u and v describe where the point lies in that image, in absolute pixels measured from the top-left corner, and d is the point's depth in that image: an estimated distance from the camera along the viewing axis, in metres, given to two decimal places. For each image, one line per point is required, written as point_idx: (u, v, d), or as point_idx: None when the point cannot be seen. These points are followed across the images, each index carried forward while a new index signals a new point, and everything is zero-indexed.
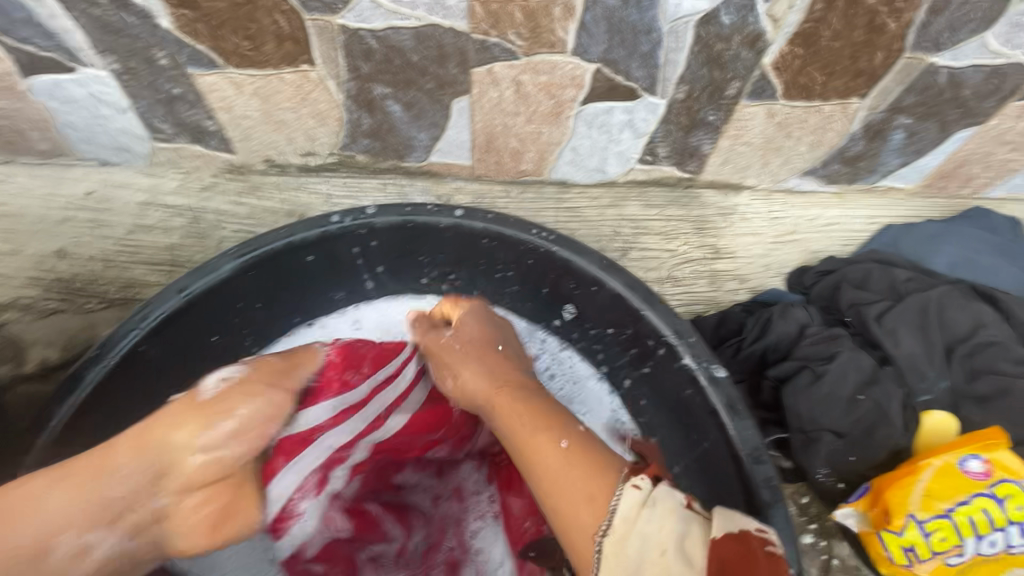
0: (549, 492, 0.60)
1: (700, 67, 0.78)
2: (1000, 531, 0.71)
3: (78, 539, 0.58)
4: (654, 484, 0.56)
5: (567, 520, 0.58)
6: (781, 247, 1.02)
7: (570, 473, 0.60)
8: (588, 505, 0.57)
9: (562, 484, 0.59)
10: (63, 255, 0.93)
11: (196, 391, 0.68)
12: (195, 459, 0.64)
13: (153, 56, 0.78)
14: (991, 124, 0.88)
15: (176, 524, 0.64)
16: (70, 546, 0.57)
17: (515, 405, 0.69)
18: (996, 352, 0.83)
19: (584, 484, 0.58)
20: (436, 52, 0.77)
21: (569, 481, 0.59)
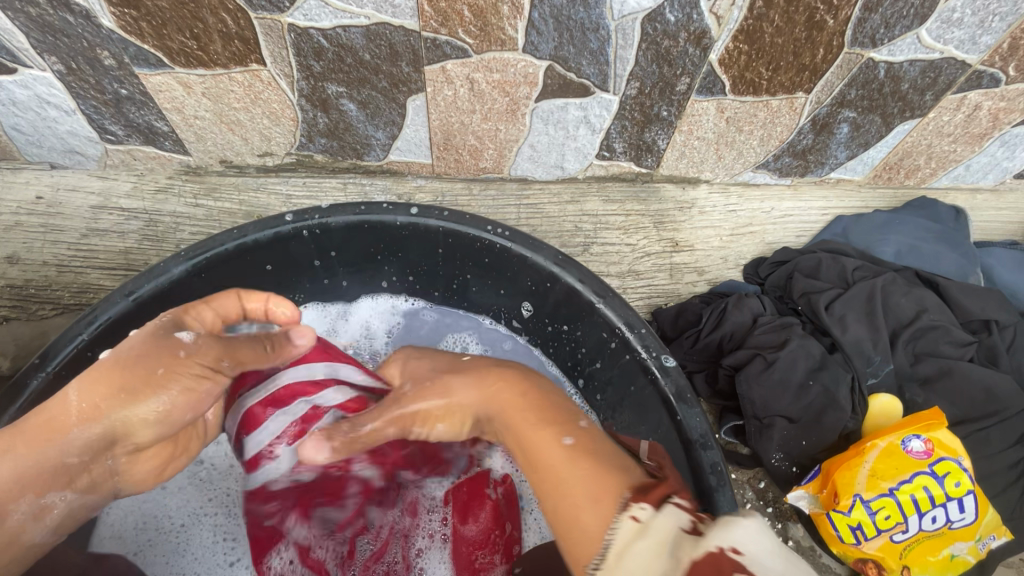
0: (552, 492, 0.50)
1: (649, 63, 0.80)
2: (940, 506, 0.75)
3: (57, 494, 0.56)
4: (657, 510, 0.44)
5: (574, 530, 0.47)
6: (738, 238, 1.04)
7: (576, 471, 0.49)
8: (593, 505, 0.47)
9: (566, 485, 0.49)
10: (14, 261, 0.91)
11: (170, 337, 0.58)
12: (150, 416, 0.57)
13: (97, 56, 0.77)
14: (930, 117, 0.91)
15: (131, 474, 0.62)
16: (29, 508, 0.54)
17: (513, 401, 0.56)
18: (937, 335, 0.87)
19: (589, 483, 0.48)
20: (387, 51, 0.77)
21: (574, 482, 0.49)
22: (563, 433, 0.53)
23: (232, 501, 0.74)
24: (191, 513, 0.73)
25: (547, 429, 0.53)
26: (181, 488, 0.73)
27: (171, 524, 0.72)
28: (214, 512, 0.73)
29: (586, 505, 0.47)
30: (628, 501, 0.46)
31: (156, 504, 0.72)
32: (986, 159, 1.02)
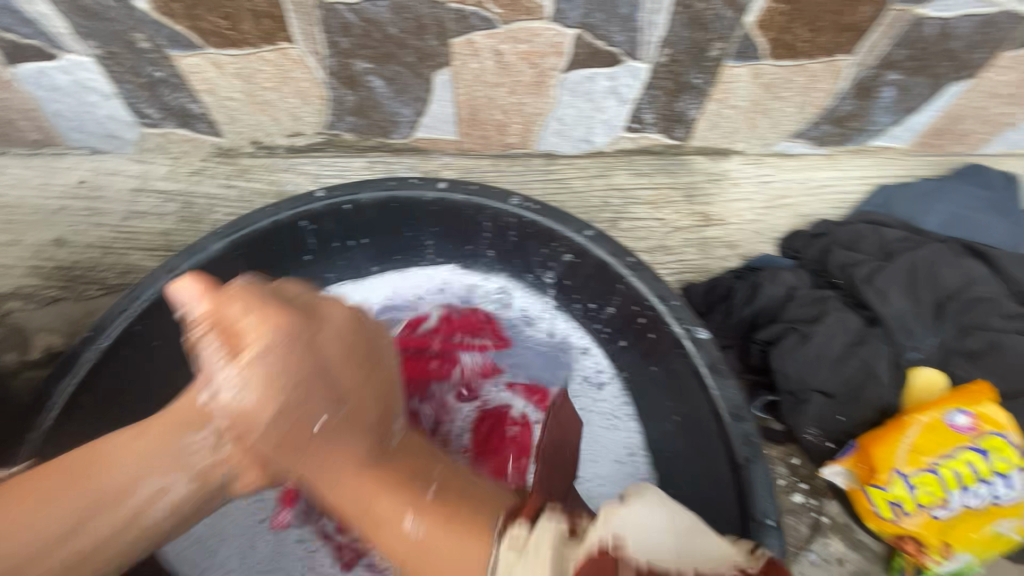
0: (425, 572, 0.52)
1: (682, 28, 0.77)
2: (985, 483, 0.72)
3: (152, 487, 0.55)
4: (531, 528, 0.51)
5: (444, 558, 0.51)
6: (771, 211, 1.01)
7: (442, 536, 0.52)
8: None
9: (431, 561, 0.52)
10: (62, 244, 0.94)
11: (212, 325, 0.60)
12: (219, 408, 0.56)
13: (132, 39, 0.78)
14: (983, 77, 0.86)
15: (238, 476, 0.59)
16: (145, 492, 0.55)
17: (353, 439, 0.58)
18: (986, 308, 0.83)
19: (455, 563, 0.51)
20: (414, 24, 0.77)
21: (441, 556, 0.51)
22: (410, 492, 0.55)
23: None
24: None
25: (400, 496, 0.55)
26: None
27: None
28: None
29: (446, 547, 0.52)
30: (501, 530, 0.52)
31: None
32: None
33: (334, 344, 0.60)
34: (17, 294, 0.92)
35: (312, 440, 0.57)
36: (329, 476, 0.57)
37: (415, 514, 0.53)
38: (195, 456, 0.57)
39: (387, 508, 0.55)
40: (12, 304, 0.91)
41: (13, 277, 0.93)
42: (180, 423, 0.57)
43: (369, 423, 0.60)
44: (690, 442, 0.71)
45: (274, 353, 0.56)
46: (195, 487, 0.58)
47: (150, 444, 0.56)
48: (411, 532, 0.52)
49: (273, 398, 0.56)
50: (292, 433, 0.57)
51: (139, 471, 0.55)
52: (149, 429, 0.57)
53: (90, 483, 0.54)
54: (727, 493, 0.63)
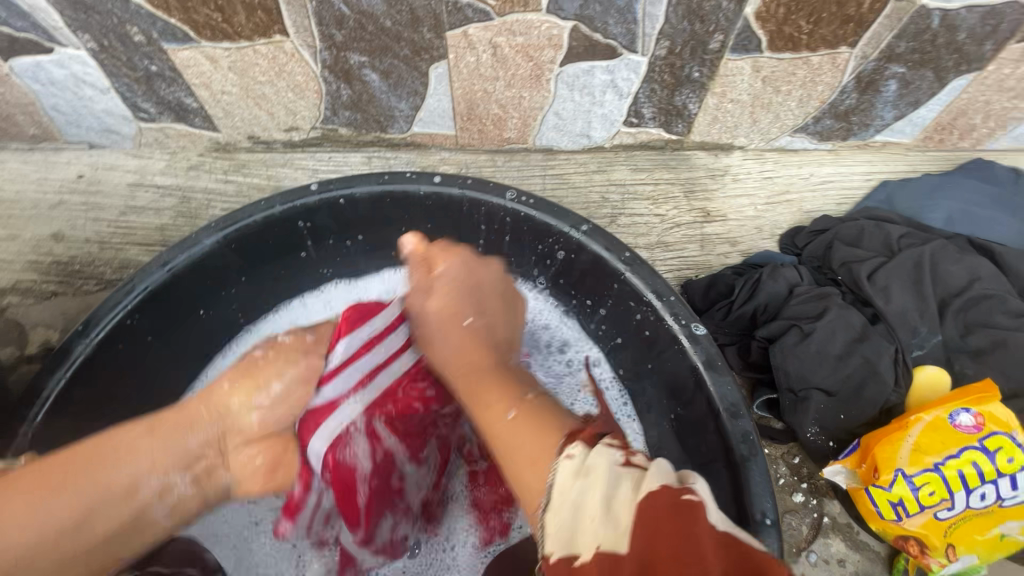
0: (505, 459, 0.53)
1: (680, 20, 0.76)
2: (990, 483, 0.70)
3: (160, 481, 0.57)
4: (589, 450, 0.47)
5: (524, 462, 0.50)
6: (773, 207, 1.00)
7: (520, 432, 0.53)
8: (531, 468, 0.49)
9: (511, 446, 0.53)
10: (60, 238, 0.94)
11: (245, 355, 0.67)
12: (252, 418, 0.62)
13: (127, 32, 0.78)
14: (989, 70, 0.85)
15: (238, 472, 0.62)
16: (153, 486, 0.57)
17: (476, 348, 0.66)
18: (992, 305, 0.82)
19: (531, 446, 0.51)
20: (408, 16, 0.76)
21: (520, 440, 0.52)
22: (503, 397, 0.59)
23: None
24: None
25: (505, 397, 0.59)
26: None
27: None
28: None
29: (523, 435, 0.53)
30: (564, 445, 0.49)
31: None
32: None
33: (494, 282, 0.73)
34: (15, 289, 0.92)
35: (466, 329, 0.67)
36: (446, 354, 0.67)
37: (512, 410, 0.56)
38: (195, 458, 0.59)
39: (489, 405, 0.59)
40: (10, 298, 0.91)
41: (12, 271, 0.93)
42: (189, 424, 0.60)
43: (496, 338, 0.68)
44: (686, 439, 0.69)
45: (456, 272, 0.71)
46: (195, 490, 0.60)
47: (159, 444, 0.58)
48: (510, 420, 0.55)
49: (459, 297, 0.69)
50: (456, 320, 0.68)
51: (147, 468, 0.56)
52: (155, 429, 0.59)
53: (95, 482, 0.54)
54: (723, 492, 0.61)
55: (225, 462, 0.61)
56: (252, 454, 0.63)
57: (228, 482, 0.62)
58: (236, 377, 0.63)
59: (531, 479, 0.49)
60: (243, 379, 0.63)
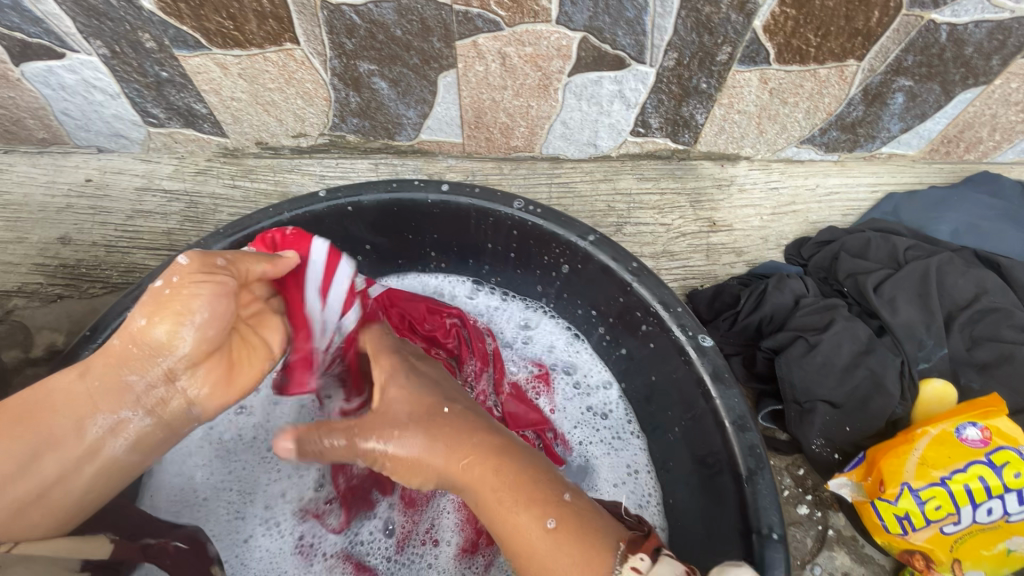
0: None
1: (689, 32, 0.76)
2: (997, 498, 0.70)
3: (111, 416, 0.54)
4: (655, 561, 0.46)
5: None
6: (779, 218, 1.00)
7: (564, 555, 0.47)
8: None
9: (553, 574, 0.47)
10: (67, 242, 0.95)
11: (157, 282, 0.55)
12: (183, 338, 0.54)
13: (139, 39, 0.79)
14: (996, 83, 0.85)
15: (195, 393, 0.57)
16: (105, 422, 0.54)
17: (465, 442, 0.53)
18: (998, 318, 0.82)
19: (579, 571, 0.46)
20: (419, 26, 0.76)
21: (562, 570, 0.46)
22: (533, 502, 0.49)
23: (250, 478, 0.75)
24: (213, 488, 0.74)
25: (527, 506, 0.49)
26: (207, 462, 0.75)
27: (195, 497, 0.73)
28: (230, 487, 0.74)
29: (576, 556, 0.46)
30: (624, 549, 0.47)
31: (177, 479, 0.73)
32: None
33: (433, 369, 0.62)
34: (21, 291, 0.92)
35: (447, 418, 0.54)
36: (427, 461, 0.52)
37: (546, 526, 0.48)
38: (145, 391, 0.55)
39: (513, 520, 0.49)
40: (16, 301, 0.91)
41: (18, 273, 0.93)
42: (123, 361, 0.54)
43: (481, 419, 0.56)
44: (691, 450, 0.69)
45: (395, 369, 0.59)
46: (155, 421, 0.57)
47: (97, 384, 0.54)
48: (551, 533, 0.48)
49: (423, 388, 0.57)
50: (433, 409, 0.55)
51: (91, 409, 0.54)
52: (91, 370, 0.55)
53: (40, 428, 0.52)
54: (730, 505, 0.61)
55: (179, 389, 0.56)
56: (204, 373, 0.56)
57: (185, 405, 0.57)
58: (151, 311, 0.54)
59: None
60: (158, 312, 0.53)
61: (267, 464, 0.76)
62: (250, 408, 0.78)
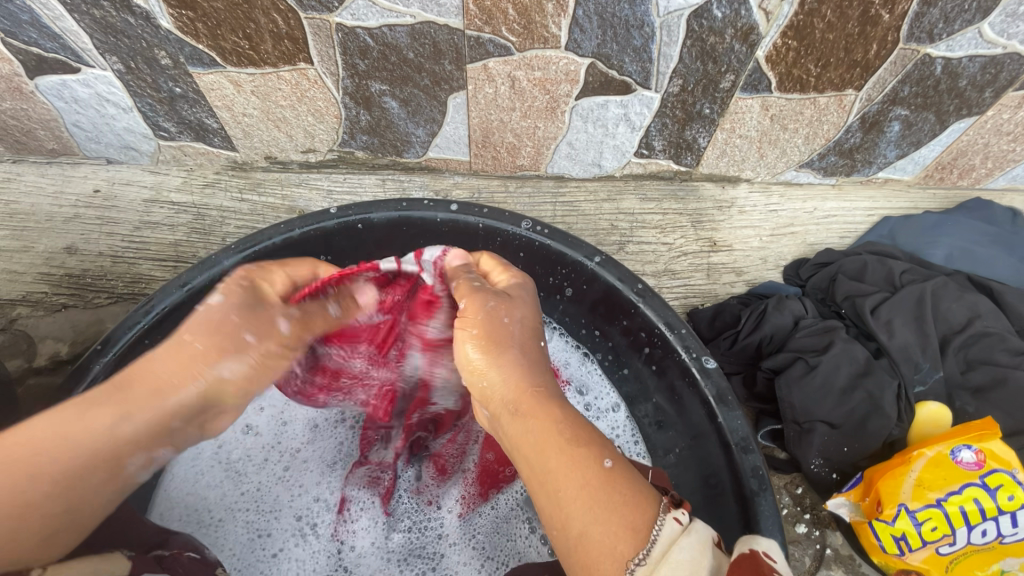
0: (580, 515, 0.43)
1: (694, 60, 0.79)
2: (991, 520, 0.71)
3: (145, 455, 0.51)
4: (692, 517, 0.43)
5: (608, 536, 0.42)
6: (778, 239, 1.02)
7: (613, 494, 0.44)
8: (628, 535, 0.41)
9: (599, 510, 0.43)
10: (73, 251, 0.95)
11: (207, 308, 0.56)
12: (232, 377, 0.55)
13: (154, 56, 0.80)
14: (988, 114, 0.88)
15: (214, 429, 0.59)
16: (138, 461, 0.51)
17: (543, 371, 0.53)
18: (991, 343, 0.84)
19: (626, 510, 0.43)
20: (431, 49, 0.78)
21: (608, 505, 0.43)
22: (591, 441, 0.47)
23: (265, 494, 0.75)
24: (227, 509, 0.74)
25: (589, 444, 0.47)
26: (219, 482, 0.75)
27: (210, 518, 0.73)
28: (246, 507, 0.74)
29: (629, 496, 0.44)
30: (668, 504, 0.44)
31: (188, 497, 0.74)
32: None
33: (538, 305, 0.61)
34: (25, 300, 0.92)
35: (540, 348, 0.56)
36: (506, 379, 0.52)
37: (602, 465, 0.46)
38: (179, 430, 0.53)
39: (572, 453, 0.46)
40: (21, 309, 0.91)
41: (23, 282, 0.93)
42: (163, 394, 0.50)
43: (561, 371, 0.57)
44: (696, 469, 0.70)
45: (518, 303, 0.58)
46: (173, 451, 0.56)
47: (141, 422, 0.49)
48: (608, 470, 0.45)
49: (535, 317, 0.59)
50: (533, 338, 0.57)
51: (136, 448, 0.49)
52: (137, 413, 0.49)
53: (83, 465, 0.46)
54: (733, 526, 0.62)
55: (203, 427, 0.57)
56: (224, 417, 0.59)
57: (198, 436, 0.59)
58: (218, 352, 0.54)
59: (631, 547, 0.41)
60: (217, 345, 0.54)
61: (277, 479, 0.77)
62: (257, 427, 0.79)
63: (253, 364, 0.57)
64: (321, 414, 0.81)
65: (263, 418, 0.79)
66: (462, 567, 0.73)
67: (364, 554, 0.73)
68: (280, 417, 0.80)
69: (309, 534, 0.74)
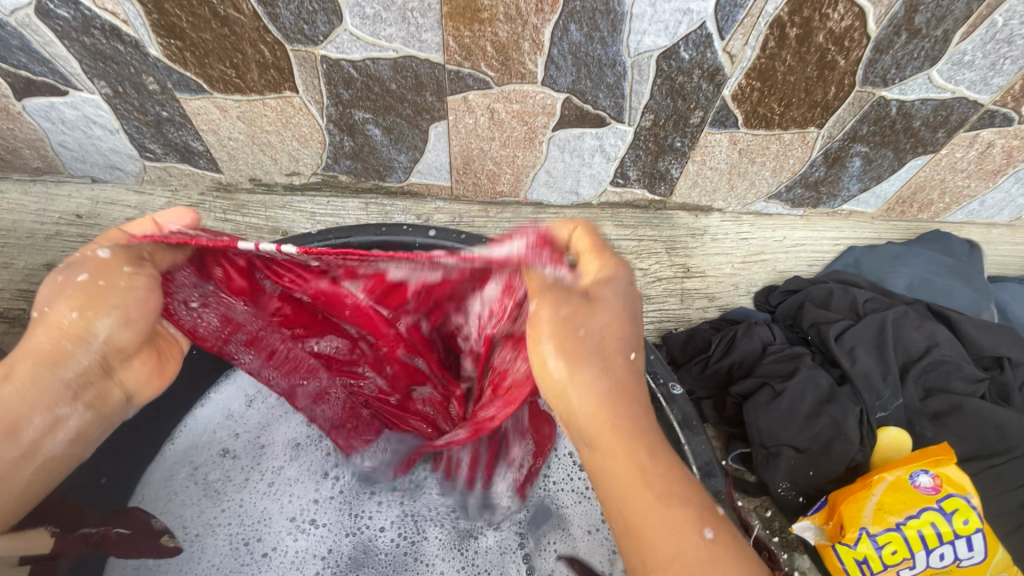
0: None
1: (664, 97, 0.82)
2: (948, 544, 0.74)
3: (48, 415, 0.51)
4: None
5: None
6: (749, 266, 1.05)
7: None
8: None
9: None
10: (53, 269, 0.95)
11: (69, 275, 0.52)
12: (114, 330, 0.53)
13: (142, 82, 0.82)
14: (942, 152, 0.92)
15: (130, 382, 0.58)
16: (41, 423, 0.51)
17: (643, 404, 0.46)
18: (948, 370, 0.87)
19: None
20: (413, 81, 0.81)
21: None
22: (696, 510, 0.42)
23: (248, 509, 0.77)
24: (205, 525, 0.75)
25: (686, 507, 0.42)
26: (196, 501, 0.77)
27: (186, 535, 0.74)
28: (227, 521, 0.76)
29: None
30: None
31: (165, 516, 0.75)
32: (1000, 196, 1.03)
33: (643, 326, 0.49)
34: (2, 317, 0.92)
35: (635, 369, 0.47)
36: (589, 408, 0.45)
37: (705, 534, 0.41)
38: (81, 386, 0.53)
39: (665, 523, 0.41)
40: None
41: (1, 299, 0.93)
42: (52, 356, 0.51)
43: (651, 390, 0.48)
44: None
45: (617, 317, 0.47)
46: (94, 414, 0.55)
47: (23, 383, 0.50)
48: (710, 543, 0.40)
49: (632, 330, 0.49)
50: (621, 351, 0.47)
51: (25, 411, 0.49)
52: (11, 374, 0.50)
53: None
54: None
55: (117, 380, 0.56)
56: (139, 365, 0.58)
57: (124, 396, 0.58)
58: (85, 304, 0.51)
59: None
60: (93, 303, 0.51)
61: (260, 492, 0.78)
62: (234, 451, 0.81)
63: (141, 322, 0.54)
64: (304, 431, 0.82)
65: (240, 442, 0.81)
66: (438, 563, 0.75)
67: (354, 539, 0.76)
68: (259, 439, 0.82)
69: (302, 538, 0.76)
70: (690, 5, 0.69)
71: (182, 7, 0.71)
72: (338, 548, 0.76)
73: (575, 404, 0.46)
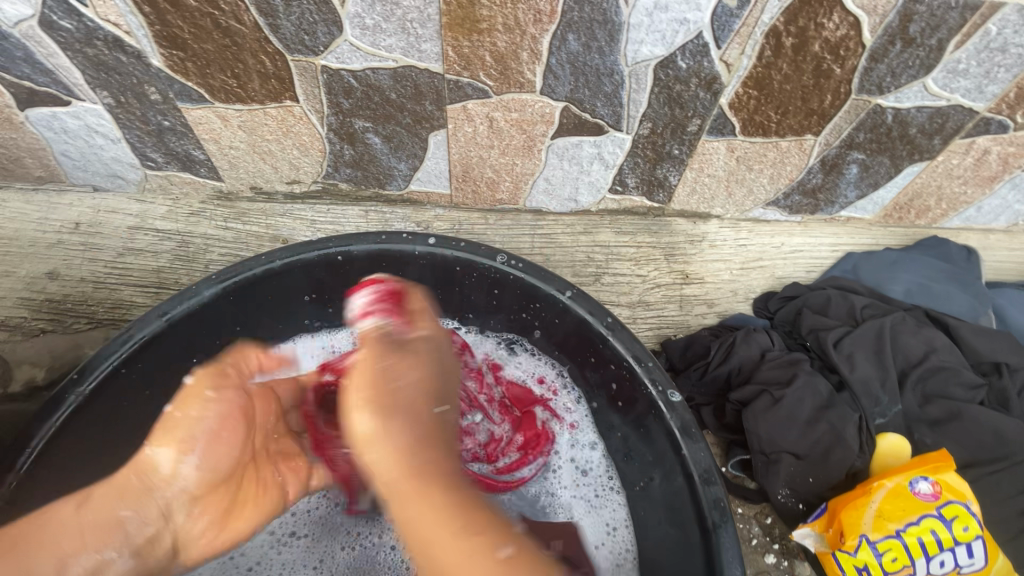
0: None
1: (661, 106, 0.83)
2: (948, 551, 0.74)
3: (94, 557, 0.59)
4: None
5: None
6: (748, 272, 1.06)
7: None
8: None
9: None
10: (54, 277, 0.96)
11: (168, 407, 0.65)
12: (189, 472, 0.63)
13: (144, 91, 0.83)
14: (938, 159, 0.93)
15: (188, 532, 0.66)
16: (88, 562, 0.59)
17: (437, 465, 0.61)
18: (946, 376, 0.87)
19: None
20: (412, 91, 0.82)
21: None
22: (486, 544, 0.54)
23: None
24: None
25: (471, 546, 0.54)
26: None
27: None
28: None
29: None
30: None
31: None
32: (997, 202, 1.03)
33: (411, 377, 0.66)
34: (3, 325, 0.92)
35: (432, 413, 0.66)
36: (379, 462, 0.61)
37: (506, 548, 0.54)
38: (137, 532, 0.62)
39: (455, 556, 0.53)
40: None
41: (2, 307, 0.93)
42: (122, 496, 0.62)
43: (445, 436, 0.65)
44: (661, 500, 0.73)
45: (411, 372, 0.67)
46: (137, 560, 0.63)
47: (90, 518, 0.60)
48: (504, 559, 0.53)
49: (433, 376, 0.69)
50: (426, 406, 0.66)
51: (79, 543, 0.58)
52: (87, 504, 0.60)
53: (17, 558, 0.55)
54: (699, 557, 0.63)
55: (173, 528, 0.65)
56: (200, 513, 0.66)
57: (172, 547, 0.66)
58: (160, 438, 0.63)
59: None
60: (167, 439, 0.63)
61: None
62: None
63: (208, 475, 0.65)
64: None
65: None
66: None
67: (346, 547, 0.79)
68: None
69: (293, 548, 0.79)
70: (686, 15, 0.70)
71: (184, 19, 0.72)
72: (328, 559, 0.79)
73: (377, 458, 0.61)
